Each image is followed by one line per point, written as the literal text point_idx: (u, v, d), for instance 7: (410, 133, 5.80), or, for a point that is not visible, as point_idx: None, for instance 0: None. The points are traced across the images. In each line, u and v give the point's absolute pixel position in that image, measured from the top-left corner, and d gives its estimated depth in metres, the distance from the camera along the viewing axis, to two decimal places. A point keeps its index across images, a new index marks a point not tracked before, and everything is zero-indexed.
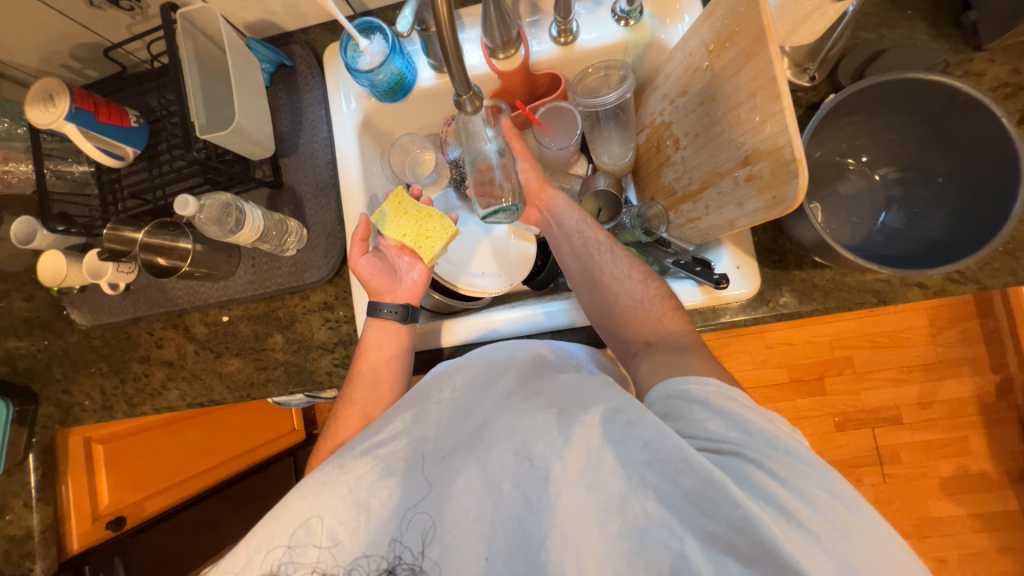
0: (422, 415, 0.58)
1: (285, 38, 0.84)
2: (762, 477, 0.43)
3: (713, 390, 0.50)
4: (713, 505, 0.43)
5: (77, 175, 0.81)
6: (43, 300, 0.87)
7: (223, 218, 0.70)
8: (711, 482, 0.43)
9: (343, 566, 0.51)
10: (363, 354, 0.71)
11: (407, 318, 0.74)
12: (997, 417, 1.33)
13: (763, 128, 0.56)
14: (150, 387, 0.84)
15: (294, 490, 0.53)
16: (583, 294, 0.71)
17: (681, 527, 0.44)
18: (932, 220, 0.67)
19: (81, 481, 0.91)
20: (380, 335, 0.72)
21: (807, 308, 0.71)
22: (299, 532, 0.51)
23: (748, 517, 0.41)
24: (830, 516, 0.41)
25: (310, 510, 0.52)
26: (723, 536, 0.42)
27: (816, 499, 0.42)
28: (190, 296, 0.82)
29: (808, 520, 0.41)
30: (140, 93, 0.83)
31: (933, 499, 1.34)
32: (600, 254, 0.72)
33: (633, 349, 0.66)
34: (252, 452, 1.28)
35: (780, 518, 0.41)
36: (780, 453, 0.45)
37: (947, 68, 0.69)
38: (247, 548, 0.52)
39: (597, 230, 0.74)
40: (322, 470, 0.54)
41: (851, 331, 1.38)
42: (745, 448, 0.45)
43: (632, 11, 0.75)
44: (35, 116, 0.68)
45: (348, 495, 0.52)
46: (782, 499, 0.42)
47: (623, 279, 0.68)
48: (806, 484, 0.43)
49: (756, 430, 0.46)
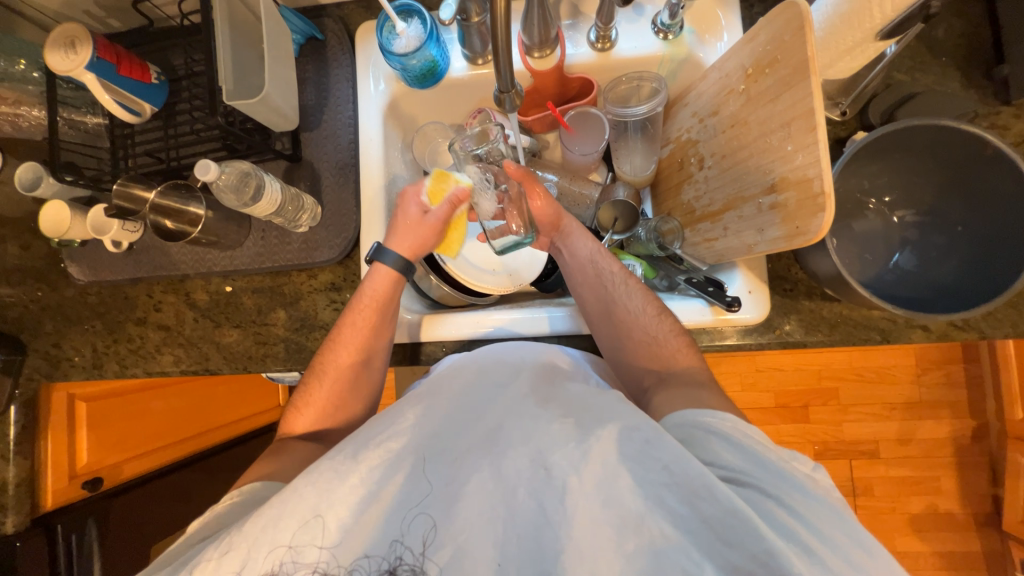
0: (434, 408, 0.58)
1: (318, 10, 0.82)
2: (782, 513, 0.45)
3: (730, 424, 0.52)
4: (735, 536, 0.43)
5: (90, 127, 0.79)
6: (40, 251, 0.84)
7: (241, 186, 0.70)
8: (735, 512, 0.44)
9: (344, 567, 0.49)
10: (369, 291, 0.72)
11: (405, 273, 0.74)
12: (971, 460, 1.37)
13: (794, 158, 0.56)
14: (145, 349, 0.83)
15: (303, 476, 0.51)
16: (596, 324, 0.71)
17: (699, 554, 0.44)
18: (944, 266, 0.68)
19: (62, 437, 0.89)
20: (374, 288, 0.72)
21: (812, 339, 0.72)
22: (305, 529, 0.49)
23: (773, 552, 0.42)
24: (853, 559, 0.43)
25: (318, 502, 0.50)
26: (746, 568, 0.42)
27: (835, 539, 0.44)
28: (195, 262, 0.81)
29: (830, 560, 0.42)
30: (163, 49, 0.80)
31: (900, 533, 1.38)
32: (615, 286, 0.71)
33: (645, 385, 0.67)
34: (232, 425, 1.27)
35: (802, 555, 0.42)
36: (798, 490, 0.46)
37: (974, 118, 0.70)
38: (249, 535, 0.49)
39: (612, 260, 0.73)
40: (334, 459, 0.52)
41: (841, 363, 1.40)
42: (763, 482, 0.47)
43: (672, 26, 0.75)
44: (54, 62, 0.66)
45: (359, 487, 0.51)
46: (803, 537, 0.43)
47: (638, 313, 0.68)
48: (826, 524, 0.44)
49: (775, 467, 0.47)
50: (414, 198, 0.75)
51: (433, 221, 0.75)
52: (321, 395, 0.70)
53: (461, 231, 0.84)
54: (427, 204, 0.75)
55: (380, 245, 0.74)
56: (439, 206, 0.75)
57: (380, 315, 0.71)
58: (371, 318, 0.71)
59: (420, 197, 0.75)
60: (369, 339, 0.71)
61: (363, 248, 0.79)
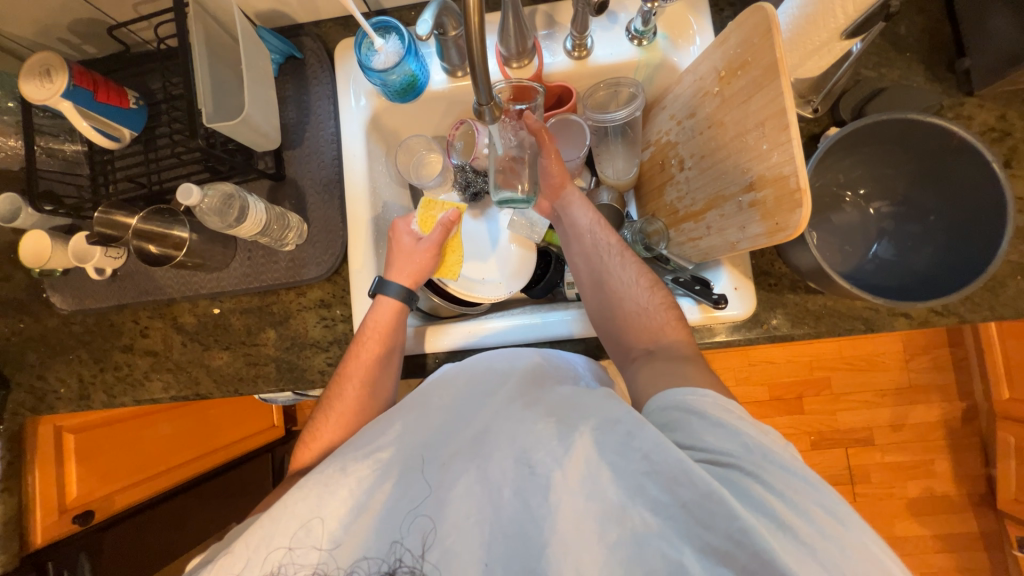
0: (424, 415, 0.59)
1: (296, 29, 0.83)
2: (758, 487, 0.46)
3: (709, 401, 0.53)
4: (711, 517, 0.44)
5: (69, 154, 0.78)
6: (21, 282, 0.83)
7: (225, 209, 0.69)
8: (710, 494, 0.44)
9: (343, 568, 0.50)
10: (375, 321, 0.72)
11: (407, 302, 0.75)
12: (962, 442, 1.39)
13: (769, 156, 0.58)
14: (132, 377, 0.81)
15: (294, 490, 0.53)
16: (589, 293, 0.73)
17: (679, 539, 0.46)
18: (921, 253, 0.70)
19: (50, 471, 0.87)
20: (377, 319, 0.72)
21: (799, 331, 0.73)
22: (301, 531, 0.51)
23: (746, 530, 0.43)
24: (825, 530, 0.44)
25: (311, 510, 0.51)
26: (722, 547, 0.44)
27: (810, 512, 0.45)
28: (181, 285, 0.80)
29: (802, 532, 0.43)
30: (141, 75, 0.80)
31: (899, 519, 1.40)
32: (610, 257, 0.72)
33: (632, 355, 0.67)
34: (228, 448, 1.26)
35: (776, 530, 0.44)
36: (776, 466, 0.47)
37: (940, 109, 0.73)
38: (245, 549, 0.51)
39: (610, 232, 0.74)
40: (323, 472, 0.54)
41: (829, 353, 1.42)
42: (742, 461, 0.48)
43: (646, 32, 0.76)
44: (29, 91, 0.65)
45: (349, 497, 0.52)
46: (778, 511, 0.44)
47: (630, 284, 0.69)
48: (801, 497, 0.46)
49: (752, 445, 0.49)
50: (406, 229, 0.79)
51: (430, 244, 0.79)
52: (329, 430, 0.68)
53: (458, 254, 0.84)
54: (421, 233, 0.80)
55: (382, 277, 0.74)
56: (432, 232, 0.79)
57: (383, 347, 0.70)
58: (373, 352, 0.70)
59: (411, 227, 0.79)
60: (373, 372, 0.70)
61: (351, 262, 0.79)
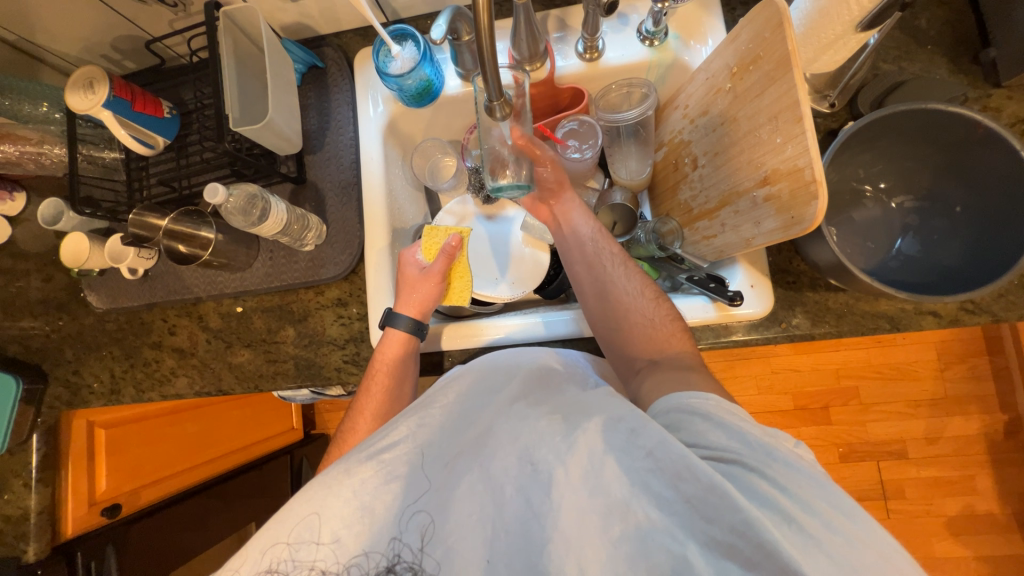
0: (427, 420, 0.57)
1: (318, 40, 0.87)
2: (762, 483, 0.44)
3: (713, 402, 0.52)
4: (715, 511, 0.43)
5: (108, 161, 0.83)
6: (61, 282, 0.88)
7: (248, 208, 0.73)
8: (713, 488, 0.43)
9: (342, 564, 0.48)
10: (381, 354, 0.73)
11: (416, 333, 0.74)
12: (1007, 457, 1.31)
13: (783, 149, 0.56)
14: (160, 373, 0.85)
15: (299, 494, 0.51)
16: (589, 301, 0.72)
17: (682, 532, 0.44)
18: (947, 248, 0.68)
19: (82, 464, 0.90)
20: (384, 352, 0.73)
21: (819, 330, 0.71)
22: (303, 526, 0.49)
23: (750, 522, 0.42)
24: (830, 522, 0.42)
25: (312, 507, 0.49)
26: (725, 540, 0.43)
27: (817, 507, 0.43)
28: (208, 285, 0.83)
29: (810, 525, 0.42)
30: (175, 86, 0.85)
31: (939, 539, 1.32)
32: (613, 265, 0.72)
33: (635, 367, 0.66)
34: (249, 449, 1.28)
35: (780, 522, 0.42)
36: (780, 462, 0.46)
37: (966, 101, 0.71)
38: (249, 552, 0.49)
39: (610, 243, 0.75)
40: (329, 474, 0.52)
41: (859, 361, 1.37)
42: (745, 457, 0.46)
43: (657, 32, 0.77)
44: (74, 101, 0.70)
45: (353, 498, 0.50)
46: (782, 505, 0.43)
47: (634, 294, 0.69)
48: (807, 492, 0.44)
49: (756, 442, 0.47)
50: (412, 260, 0.79)
51: (433, 273, 0.77)
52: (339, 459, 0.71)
53: (466, 282, 0.82)
54: (425, 262, 0.79)
55: (390, 310, 0.75)
56: (436, 260, 0.78)
57: (390, 383, 0.73)
58: (382, 387, 0.72)
59: (416, 257, 0.79)
60: (383, 408, 0.73)
61: (366, 262, 0.81)
